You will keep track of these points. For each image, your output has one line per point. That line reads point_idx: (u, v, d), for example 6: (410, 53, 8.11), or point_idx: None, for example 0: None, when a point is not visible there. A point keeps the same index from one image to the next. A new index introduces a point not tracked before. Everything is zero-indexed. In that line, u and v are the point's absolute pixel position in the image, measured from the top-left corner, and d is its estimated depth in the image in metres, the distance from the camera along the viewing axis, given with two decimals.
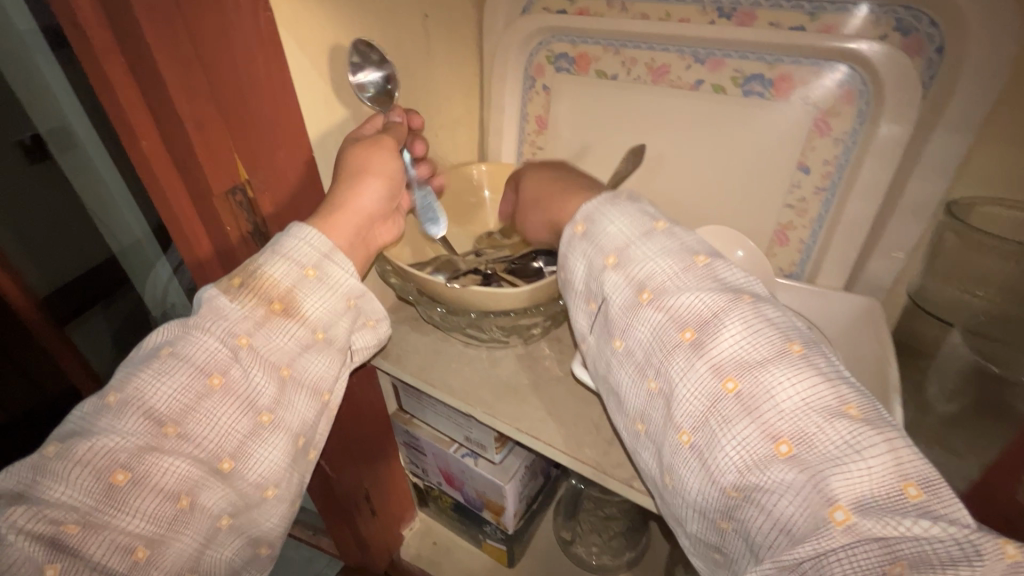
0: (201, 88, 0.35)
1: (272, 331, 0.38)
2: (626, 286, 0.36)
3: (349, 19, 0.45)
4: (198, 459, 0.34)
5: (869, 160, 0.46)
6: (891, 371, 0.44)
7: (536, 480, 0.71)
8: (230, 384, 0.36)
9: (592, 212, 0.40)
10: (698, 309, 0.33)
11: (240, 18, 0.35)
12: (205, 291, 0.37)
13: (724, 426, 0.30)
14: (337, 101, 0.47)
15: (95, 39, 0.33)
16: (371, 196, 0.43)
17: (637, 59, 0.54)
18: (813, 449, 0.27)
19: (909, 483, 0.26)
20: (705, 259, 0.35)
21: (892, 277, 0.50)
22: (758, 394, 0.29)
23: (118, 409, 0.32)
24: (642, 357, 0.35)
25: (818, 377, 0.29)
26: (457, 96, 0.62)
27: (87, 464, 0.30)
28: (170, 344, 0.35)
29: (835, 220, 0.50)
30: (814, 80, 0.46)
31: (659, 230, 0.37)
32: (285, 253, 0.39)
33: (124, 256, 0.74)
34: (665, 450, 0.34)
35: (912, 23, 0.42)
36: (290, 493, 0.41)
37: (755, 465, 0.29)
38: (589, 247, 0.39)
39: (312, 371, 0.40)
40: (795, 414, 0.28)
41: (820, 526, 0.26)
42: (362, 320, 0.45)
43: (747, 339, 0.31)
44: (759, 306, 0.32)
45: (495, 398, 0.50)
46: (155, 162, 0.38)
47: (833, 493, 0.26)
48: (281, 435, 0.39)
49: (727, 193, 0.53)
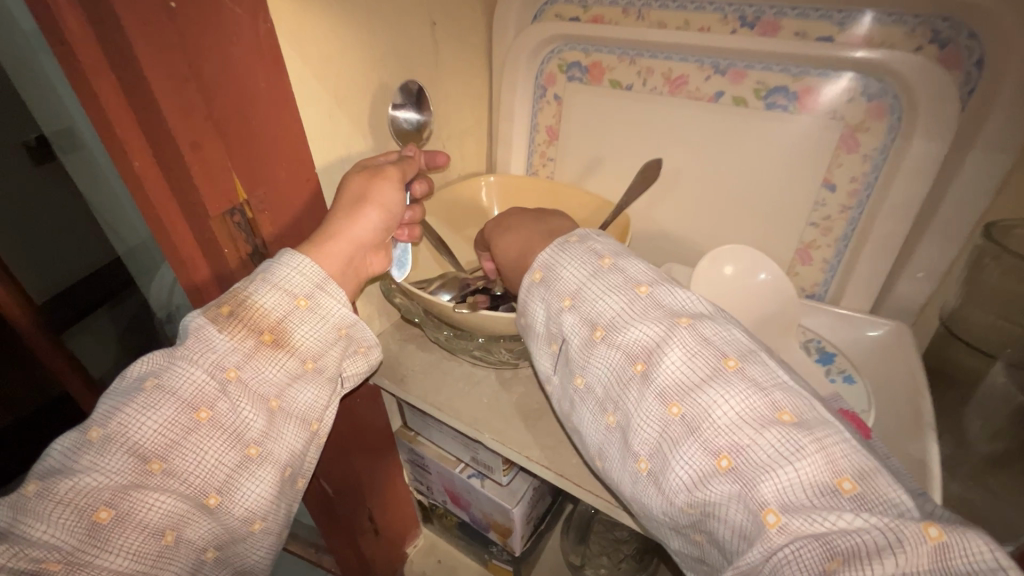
0: (197, 107, 0.33)
1: (262, 363, 0.36)
2: (580, 326, 0.35)
3: (355, 29, 0.43)
4: (184, 495, 0.32)
5: (900, 179, 0.43)
6: (924, 403, 0.41)
7: (544, 501, 0.69)
8: (218, 418, 0.34)
9: (549, 260, 0.38)
10: (644, 340, 0.32)
11: (240, 32, 0.34)
12: (191, 318, 0.35)
13: (672, 448, 0.29)
14: (341, 114, 0.45)
15: (84, 56, 0.31)
16: (366, 225, 0.42)
17: (653, 69, 0.51)
18: (748, 459, 0.26)
19: (843, 478, 0.24)
20: (647, 288, 0.33)
21: (922, 301, 0.48)
22: (699, 415, 0.28)
23: (101, 445, 0.31)
24: (603, 394, 0.33)
25: (754, 391, 0.28)
26: (466, 106, 0.60)
27: (69, 502, 0.29)
28: (155, 376, 0.33)
29: (862, 240, 0.47)
30: (842, 94, 0.44)
31: (606, 267, 0.35)
32: (275, 282, 0.37)
33: (130, 256, 0.71)
34: (627, 482, 0.32)
35: (950, 34, 0.39)
36: (278, 524, 0.39)
37: (700, 482, 0.27)
38: (546, 293, 0.37)
39: (302, 401, 0.39)
40: (729, 428, 0.27)
41: (757, 532, 0.25)
42: (354, 348, 0.43)
43: (686, 362, 0.30)
44: (699, 327, 0.31)
45: (503, 424, 0.48)
46: (149, 183, 0.36)
47: (763, 497, 0.25)
48: (268, 468, 0.37)
49: (749, 209, 0.51)
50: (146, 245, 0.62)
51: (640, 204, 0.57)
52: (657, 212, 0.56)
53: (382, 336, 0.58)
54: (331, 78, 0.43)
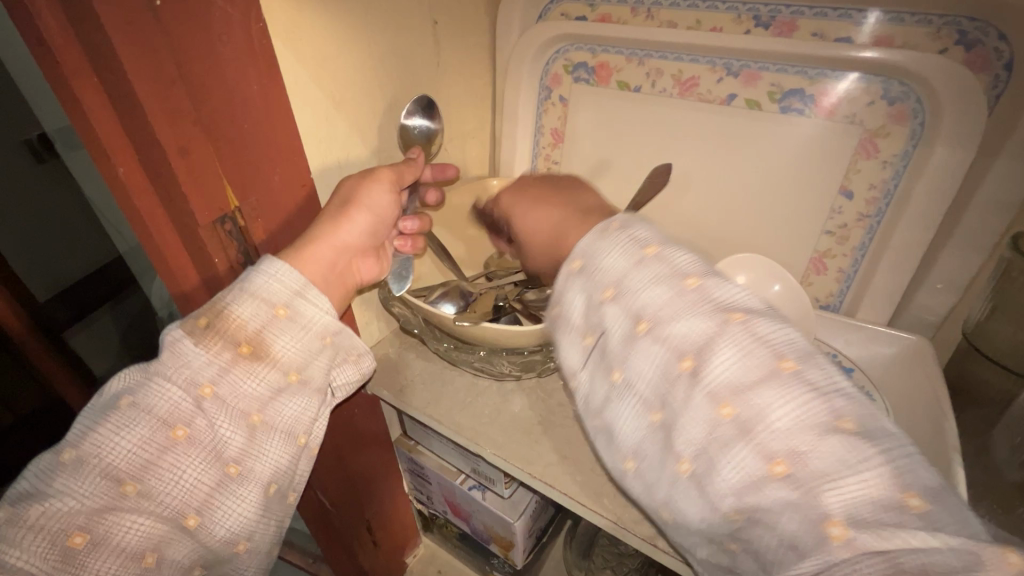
0: (186, 111, 0.32)
1: (241, 376, 0.34)
2: (622, 316, 0.30)
3: (353, 28, 0.41)
4: (162, 517, 0.31)
5: (922, 187, 0.41)
6: (948, 423, 0.39)
7: (547, 513, 0.67)
8: (196, 436, 0.32)
9: (586, 249, 0.32)
10: (693, 333, 0.27)
11: (230, 33, 0.32)
12: (168, 333, 0.34)
13: (721, 453, 0.26)
14: (339, 116, 0.43)
15: (65, 60, 0.29)
16: (353, 230, 0.41)
17: (663, 70, 0.49)
18: (807, 468, 0.23)
19: (910, 494, 0.22)
20: (696, 277, 0.28)
21: (944, 313, 0.46)
22: (754, 419, 0.25)
23: (73, 468, 0.29)
24: (642, 390, 0.29)
25: (813, 395, 0.24)
26: (469, 108, 0.58)
27: (41, 529, 0.28)
28: (130, 394, 0.32)
29: (880, 249, 0.45)
30: (861, 97, 0.42)
31: (649, 256, 0.30)
32: (254, 291, 0.35)
33: (130, 257, 0.70)
34: (661, 487, 0.29)
35: (978, 36, 0.37)
36: (268, 543, 0.38)
37: (752, 489, 0.25)
38: (585, 280, 0.31)
39: (287, 414, 0.37)
40: (789, 434, 0.24)
41: (819, 546, 0.23)
42: (343, 356, 0.41)
43: (742, 359, 0.26)
44: (753, 321, 0.27)
45: (506, 438, 0.46)
46: (135, 191, 0.34)
47: (826, 508, 0.23)
48: (251, 487, 0.35)
49: (762, 216, 0.49)
50: None
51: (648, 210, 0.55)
52: (665, 218, 0.54)
53: (381, 344, 0.56)
54: (329, 80, 0.41)
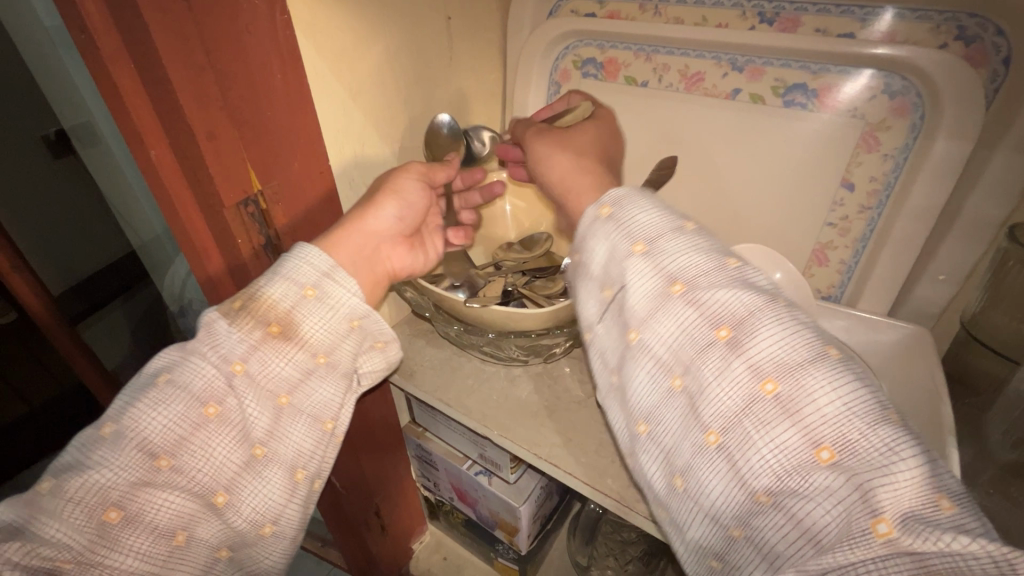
0: (213, 97, 0.34)
1: (270, 354, 0.36)
2: (653, 277, 0.31)
3: (372, 22, 0.43)
4: (193, 493, 0.33)
5: (922, 178, 0.42)
6: (945, 409, 0.40)
7: (551, 500, 0.69)
8: (226, 414, 0.34)
9: (622, 197, 0.34)
10: (735, 304, 0.28)
11: (256, 23, 0.34)
12: (204, 313, 0.36)
13: (761, 428, 0.26)
14: (356, 107, 0.45)
15: (102, 44, 0.31)
16: (380, 216, 0.42)
17: (669, 66, 0.51)
18: (857, 457, 0.24)
19: (943, 497, 0.23)
20: (738, 261, 0.31)
21: (945, 304, 0.47)
22: (800, 396, 0.26)
23: (114, 441, 0.31)
24: (667, 355, 0.30)
25: (861, 384, 0.26)
26: (480, 102, 0.60)
27: (78, 502, 0.29)
28: (168, 371, 0.34)
29: (881, 240, 0.46)
30: (860, 91, 0.43)
31: (689, 229, 0.32)
32: (285, 274, 0.37)
33: (147, 251, 0.72)
34: (680, 454, 0.29)
35: (976, 31, 0.38)
36: (293, 528, 0.40)
37: (794, 471, 0.25)
38: (615, 230, 0.33)
39: (315, 398, 0.39)
40: (839, 420, 0.25)
41: (857, 535, 0.23)
42: (370, 343, 0.42)
43: (788, 338, 0.27)
44: (794, 310, 0.29)
45: (512, 421, 0.48)
46: (163, 170, 0.36)
47: (878, 505, 0.23)
48: (275, 469, 0.37)
49: (768, 208, 0.50)
50: (160, 238, 0.63)
51: None
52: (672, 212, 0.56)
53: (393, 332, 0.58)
54: (347, 71, 0.43)
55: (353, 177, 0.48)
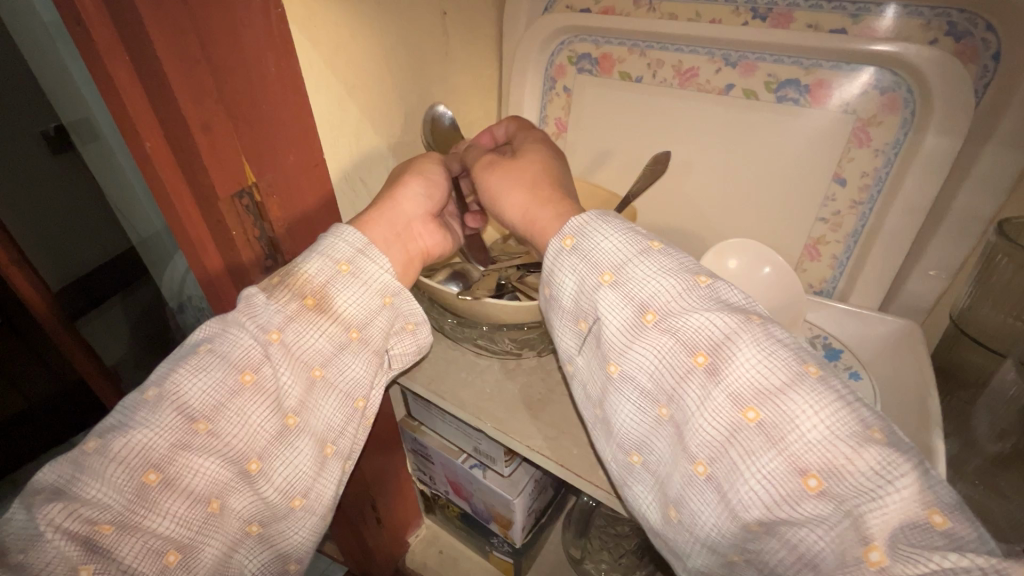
0: (208, 91, 0.34)
1: (305, 326, 0.37)
2: (625, 306, 0.32)
3: (367, 17, 0.43)
4: (228, 459, 0.32)
5: (913, 174, 0.42)
6: (932, 402, 0.41)
7: (546, 493, 0.69)
8: (261, 382, 0.34)
9: (583, 227, 0.35)
10: (710, 330, 0.29)
11: (251, 17, 0.34)
12: (244, 290, 0.37)
13: (746, 458, 0.27)
14: (351, 101, 0.45)
15: (98, 37, 0.31)
16: (411, 197, 0.44)
17: (663, 61, 0.51)
18: (844, 481, 0.25)
19: (935, 511, 0.24)
20: (708, 278, 0.31)
21: (934, 299, 0.47)
22: (782, 422, 0.26)
23: (155, 402, 0.31)
24: (651, 384, 0.31)
25: (842, 401, 0.26)
26: (475, 98, 0.60)
27: (121, 461, 0.29)
28: (208, 341, 0.34)
29: (872, 235, 0.47)
30: (851, 86, 0.43)
31: (655, 249, 0.33)
32: (321, 251, 0.39)
33: (145, 247, 0.72)
34: (674, 484, 0.31)
35: (966, 27, 0.38)
36: (324, 505, 0.39)
37: (784, 500, 0.26)
38: (580, 262, 0.35)
39: (347, 374, 0.39)
40: (822, 445, 0.25)
41: (849, 564, 0.24)
42: (401, 324, 0.43)
43: (763, 362, 0.28)
44: (769, 326, 0.29)
45: (506, 413, 0.48)
46: (159, 162, 0.37)
47: (869, 532, 0.24)
48: (307, 440, 0.37)
49: (760, 203, 0.50)
50: (159, 234, 0.63)
51: (647, 198, 0.57)
52: (666, 207, 0.56)
53: None
54: (341, 65, 0.43)
55: (348, 171, 0.48)
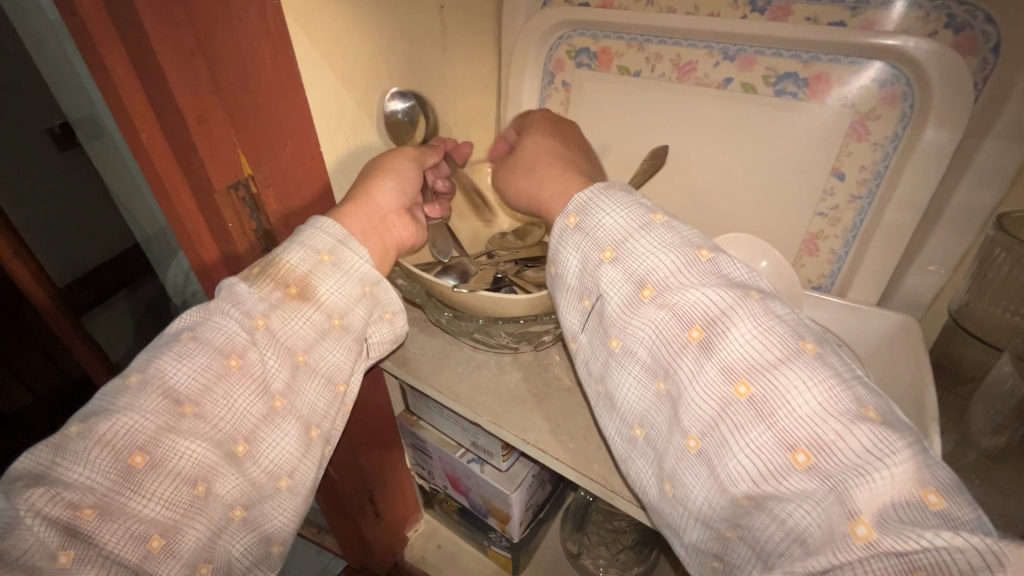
0: (204, 82, 0.34)
1: (289, 314, 0.38)
2: (624, 282, 0.33)
3: (364, 10, 0.43)
4: (214, 442, 0.33)
5: (912, 167, 0.42)
6: (929, 394, 0.40)
7: (544, 489, 0.70)
8: (247, 367, 0.35)
9: (586, 203, 0.36)
10: (706, 306, 0.29)
11: (246, 9, 0.34)
12: (225, 281, 0.37)
13: (736, 432, 0.27)
14: (348, 94, 0.45)
15: (94, 29, 0.31)
16: (386, 192, 0.44)
17: (662, 55, 0.51)
18: (834, 457, 0.24)
19: (929, 490, 0.23)
20: (709, 253, 0.32)
21: (934, 294, 0.47)
22: (773, 397, 0.26)
23: (138, 388, 0.31)
24: (648, 358, 0.32)
25: (836, 379, 0.26)
26: (473, 92, 0.60)
27: (106, 444, 0.29)
28: (191, 328, 0.34)
29: (871, 230, 0.47)
30: (850, 80, 0.43)
31: (657, 223, 0.34)
32: (302, 241, 0.39)
33: (147, 242, 0.73)
34: (668, 458, 0.31)
35: (967, 19, 0.38)
36: (306, 485, 0.40)
37: (771, 474, 0.26)
38: (582, 240, 0.36)
39: (329, 360, 0.40)
40: (811, 420, 0.25)
41: (838, 539, 0.23)
42: (379, 313, 0.44)
43: (758, 338, 0.28)
44: (769, 304, 0.29)
45: (502, 407, 0.48)
46: (156, 154, 0.37)
47: (855, 506, 0.23)
48: (292, 422, 0.38)
49: (758, 198, 0.50)
50: (163, 229, 0.65)
51: (645, 193, 0.57)
52: (664, 202, 0.56)
53: None
54: (338, 58, 0.43)
55: (346, 165, 0.48)
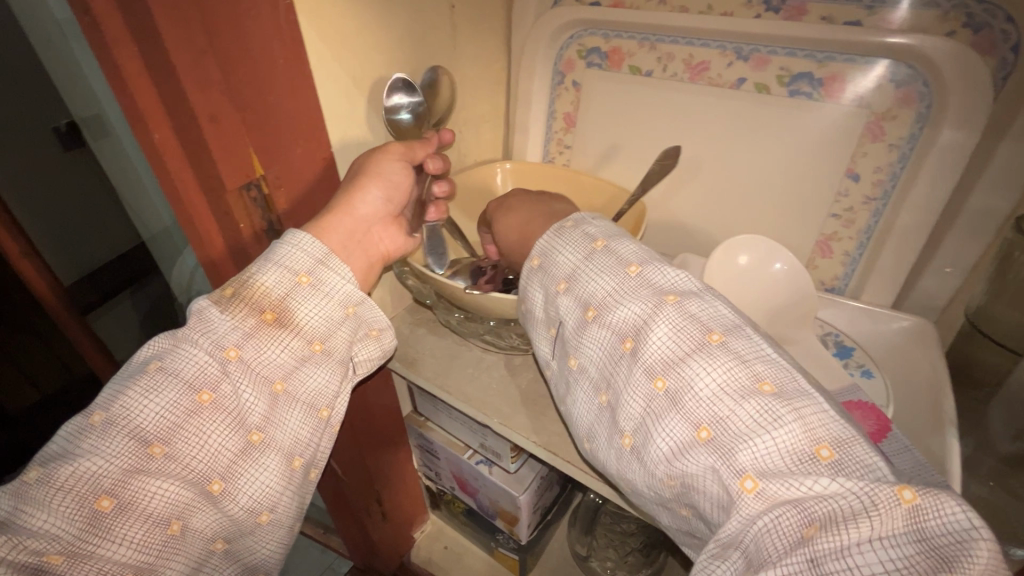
0: (216, 82, 0.34)
1: (263, 341, 0.37)
2: (574, 307, 0.35)
3: (375, 9, 0.43)
4: (187, 481, 0.32)
5: (928, 168, 0.42)
6: (947, 401, 0.40)
7: (552, 490, 0.69)
8: (220, 400, 0.34)
9: (546, 247, 0.38)
10: (632, 317, 0.31)
11: (258, 8, 0.34)
12: (195, 302, 0.36)
13: (656, 421, 0.28)
14: (358, 94, 0.45)
15: (107, 28, 0.31)
16: (368, 200, 0.43)
17: (674, 55, 0.50)
18: (727, 429, 0.26)
19: (823, 446, 0.24)
20: (637, 268, 0.33)
21: (949, 296, 0.47)
22: (682, 388, 0.28)
23: (103, 429, 0.31)
24: (595, 373, 0.33)
25: (736, 362, 0.27)
26: (483, 92, 0.59)
27: (69, 490, 0.29)
28: (159, 359, 0.34)
29: (885, 232, 0.46)
30: (867, 80, 0.43)
31: (598, 249, 0.35)
32: (277, 261, 0.38)
33: (153, 241, 0.72)
34: (614, 459, 0.32)
35: (986, 18, 0.37)
36: (290, 517, 0.39)
37: (681, 452, 0.27)
38: (544, 278, 0.37)
39: (310, 385, 0.39)
40: (710, 400, 0.27)
41: (734, 500, 0.24)
42: (364, 330, 0.43)
43: (671, 337, 0.29)
44: (685, 304, 0.30)
45: (512, 409, 0.48)
46: (167, 154, 0.37)
47: (740, 464, 0.25)
48: (272, 455, 0.37)
49: (770, 199, 0.50)
50: (170, 229, 0.65)
51: (656, 194, 0.56)
52: (675, 203, 0.56)
53: (395, 320, 0.58)
54: (349, 58, 0.43)
55: None
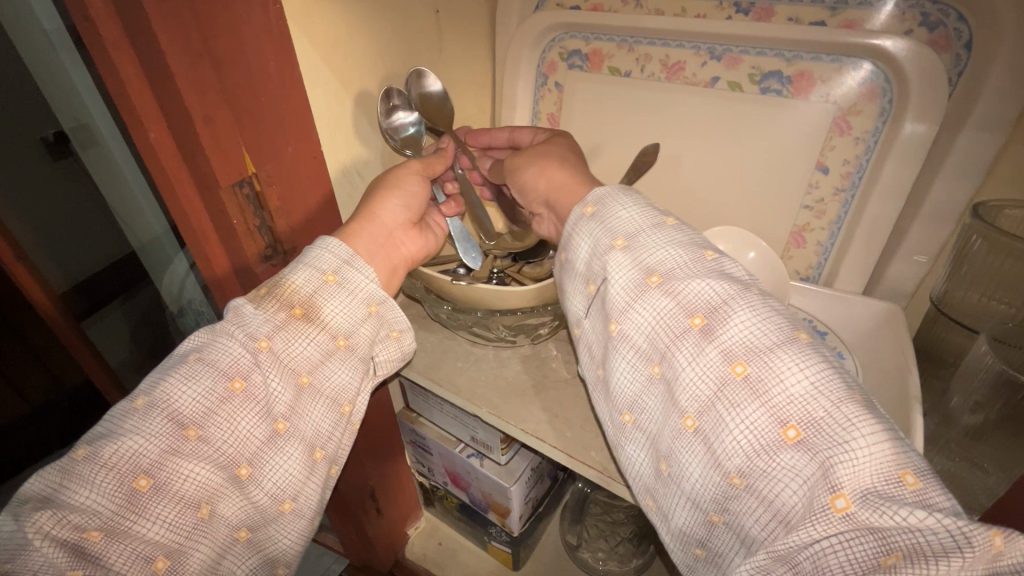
0: (210, 83, 0.35)
1: (294, 335, 0.38)
2: (632, 269, 0.35)
3: (364, 13, 0.45)
4: (217, 464, 0.33)
5: (892, 160, 0.44)
6: (912, 378, 0.42)
7: (542, 483, 0.71)
8: (251, 389, 0.35)
9: (603, 197, 0.39)
10: (710, 294, 0.32)
11: (251, 14, 0.35)
12: (232, 302, 0.38)
13: (731, 409, 0.29)
14: (347, 96, 0.47)
15: (105, 31, 0.33)
16: (389, 209, 0.45)
17: (651, 56, 0.52)
18: (821, 433, 0.26)
19: (908, 472, 0.24)
20: (714, 253, 0.34)
21: (916, 282, 0.49)
22: (766, 378, 0.28)
23: (145, 411, 0.32)
24: (648, 345, 0.34)
25: (828, 363, 0.28)
26: (469, 94, 0.61)
27: (112, 467, 0.30)
28: (198, 350, 0.35)
29: (855, 222, 0.48)
30: (835, 77, 0.45)
31: (669, 224, 0.36)
32: (309, 262, 0.40)
33: (143, 251, 0.73)
34: (666, 438, 0.33)
35: (939, 18, 0.40)
36: (312, 508, 0.40)
37: (763, 450, 0.28)
38: (597, 228, 0.38)
39: (333, 380, 0.40)
40: (802, 398, 0.27)
41: (818, 512, 0.25)
42: (386, 331, 0.44)
43: (758, 323, 0.30)
44: (767, 298, 0.32)
45: (501, 399, 0.49)
46: (163, 152, 0.38)
47: (837, 481, 0.25)
48: (296, 445, 0.38)
49: (746, 195, 0.52)
50: (159, 239, 0.66)
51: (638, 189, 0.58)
52: (659, 199, 0.57)
53: None
54: (338, 61, 0.44)
55: (346, 166, 0.50)
